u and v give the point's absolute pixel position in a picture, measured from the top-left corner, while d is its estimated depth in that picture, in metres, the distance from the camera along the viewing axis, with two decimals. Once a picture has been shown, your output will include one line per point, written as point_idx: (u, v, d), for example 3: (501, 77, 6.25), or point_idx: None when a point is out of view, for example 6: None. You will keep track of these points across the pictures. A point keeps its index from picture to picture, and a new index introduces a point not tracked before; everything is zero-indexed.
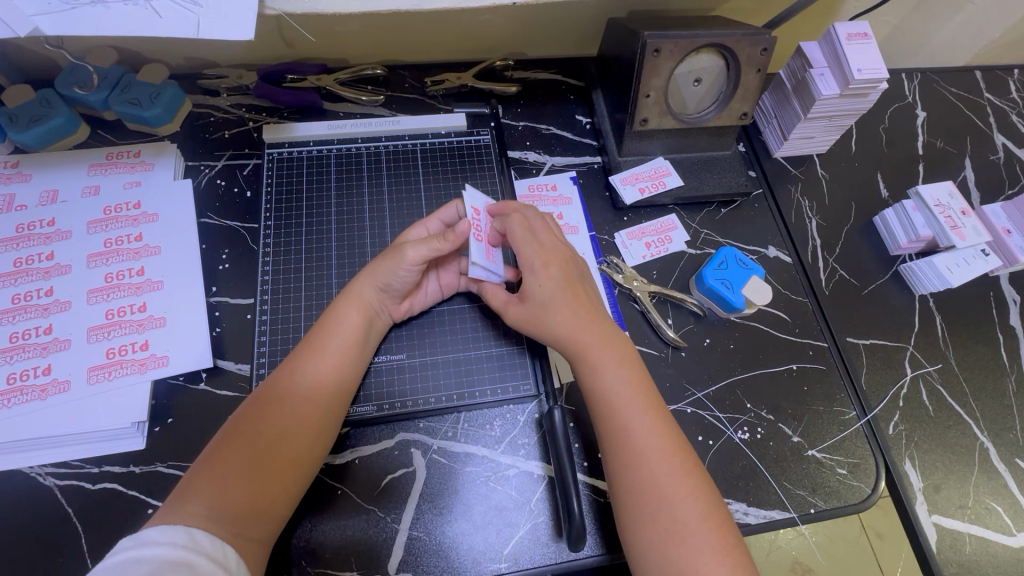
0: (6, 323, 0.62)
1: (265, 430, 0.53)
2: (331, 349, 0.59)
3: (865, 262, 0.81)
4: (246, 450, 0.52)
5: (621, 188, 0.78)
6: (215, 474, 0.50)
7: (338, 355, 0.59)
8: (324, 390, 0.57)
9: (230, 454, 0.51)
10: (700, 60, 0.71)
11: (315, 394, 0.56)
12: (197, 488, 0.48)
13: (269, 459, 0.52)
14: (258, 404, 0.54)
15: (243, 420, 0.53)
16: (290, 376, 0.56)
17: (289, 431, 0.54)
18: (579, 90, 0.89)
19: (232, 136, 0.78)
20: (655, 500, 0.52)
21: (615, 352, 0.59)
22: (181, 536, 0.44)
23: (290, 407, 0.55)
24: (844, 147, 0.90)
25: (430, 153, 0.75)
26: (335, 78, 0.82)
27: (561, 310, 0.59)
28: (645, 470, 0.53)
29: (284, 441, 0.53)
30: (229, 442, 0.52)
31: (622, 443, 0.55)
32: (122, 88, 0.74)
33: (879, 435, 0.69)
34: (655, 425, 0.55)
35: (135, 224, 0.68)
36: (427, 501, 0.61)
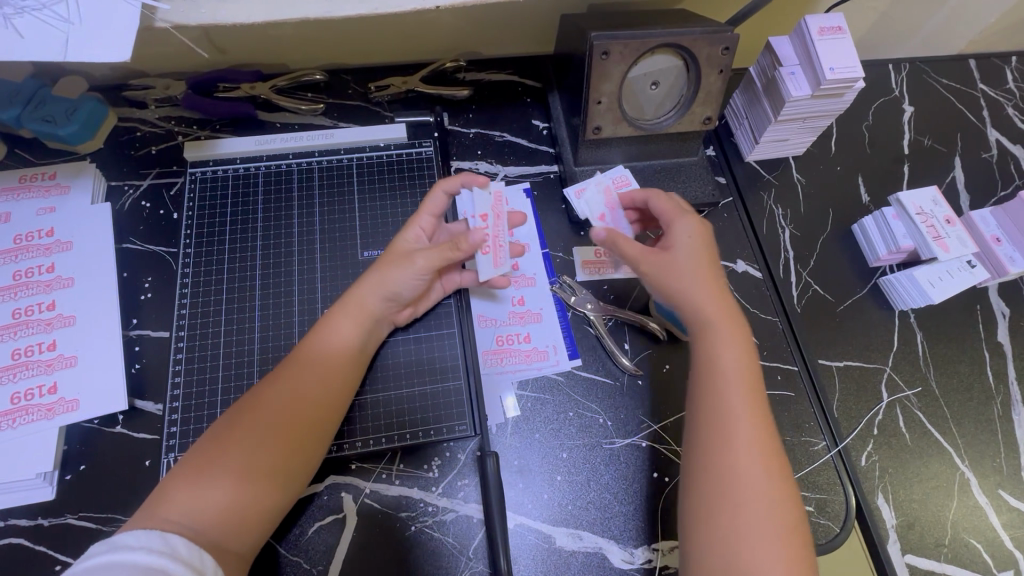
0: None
1: (259, 432, 0.51)
2: (327, 353, 0.56)
3: (842, 275, 0.75)
4: (237, 451, 0.50)
5: (576, 202, 0.73)
6: (201, 473, 0.48)
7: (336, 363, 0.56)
8: (317, 398, 0.54)
9: (210, 457, 0.49)
10: (656, 62, 0.65)
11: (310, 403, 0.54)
12: (177, 494, 0.47)
13: (263, 467, 0.50)
14: (251, 407, 0.52)
15: (224, 424, 0.51)
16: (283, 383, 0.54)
17: (273, 436, 0.51)
18: (536, 92, 0.83)
19: (159, 153, 0.73)
20: (724, 458, 0.50)
21: (729, 327, 0.56)
22: (158, 541, 0.42)
23: (282, 412, 0.52)
24: (822, 148, 0.84)
25: (367, 169, 0.69)
26: (270, 85, 0.77)
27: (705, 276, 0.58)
28: (720, 428, 0.51)
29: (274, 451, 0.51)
30: (219, 445, 0.50)
31: (712, 406, 0.53)
32: (34, 105, 0.69)
33: (851, 468, 0.64)
34: (745, 393, 0.53)
35: (47, 254, 0.64)
36: (357, 550, 0.57)
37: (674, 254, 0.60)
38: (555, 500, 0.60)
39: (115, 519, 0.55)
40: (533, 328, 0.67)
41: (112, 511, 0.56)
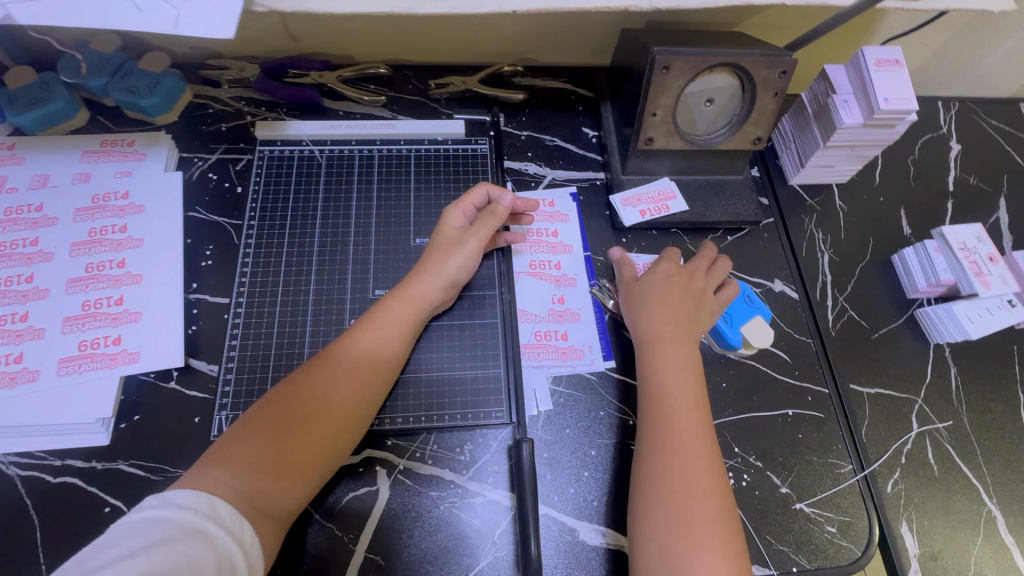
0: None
1: (297, 424, 0.53)
2: (374, 344, 0.58)
3: (879, 304, 0.76)
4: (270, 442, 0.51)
5: (621, 209, 0.75)
6: (245, 451, 0.50)
7: (379, 355, 0.58)
8: (358, 385, 0.56)
9: (246, 444, 0.51)
10: (713, 80, 0.67)
11: (354, 387, 0.56)
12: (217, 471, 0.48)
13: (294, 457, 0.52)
14: (291, 388, 0.55)
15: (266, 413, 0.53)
16: (323, 371, 0.56)
17: (308, 434, 0.53)
18: (588, 101, 0.85)
19: (228, 129, 0.77)
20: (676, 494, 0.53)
21: (679, 356, 0.61)
22: (204, 504, 0.46)
23: (324, 396, 0.54)
24: (867, 177, 0.84)
25: (423, 161, 0.72)
26: (337, 75, 0.81)
27: (648, 312, 0.63)
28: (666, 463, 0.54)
29: (316, 432, 0.53)
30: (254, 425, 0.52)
31: (654, 447, 0.56)
32: (121, 75, 0.74)
33: (876, 494, 0.64)
34: (696, 464, 0.54)
35: (121, 214, 0.67)
36: (387, 523, 0.59)
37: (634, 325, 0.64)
38: (581, 495, 0.61)
39: (163, 468, 0.58)
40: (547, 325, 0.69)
41: (161, 461, 0.59)
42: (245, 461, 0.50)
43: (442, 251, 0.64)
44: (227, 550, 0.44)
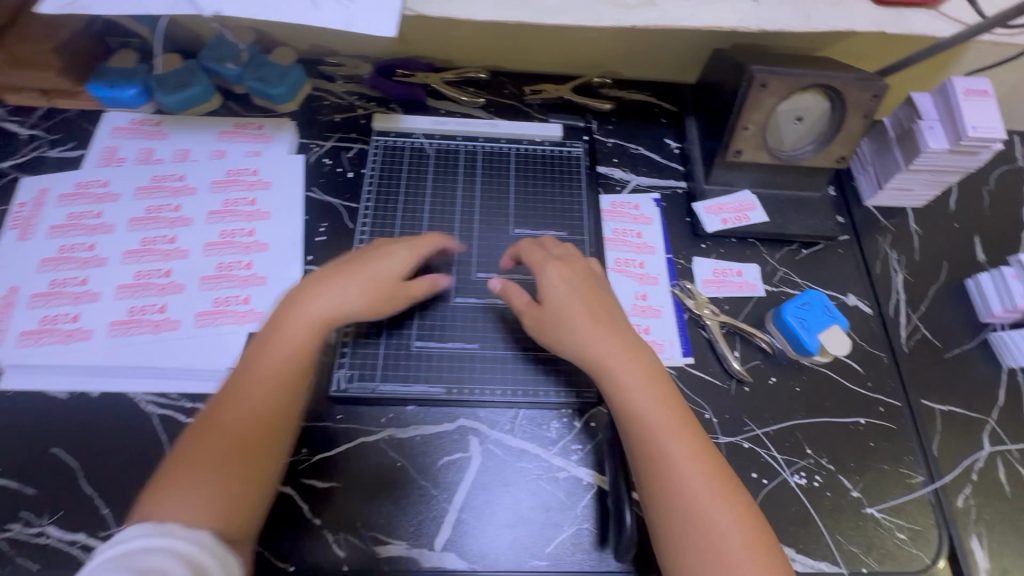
0: (134, 262, 0.69)
1: (232, 453, 0.52)
2: (267, 363, 0.55)
3: (951, 326, 0.78)
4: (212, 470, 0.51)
5: (704, 216, 0.79)
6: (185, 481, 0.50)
7: (291, 355, 0.56)
8: (267, 407, 0.54)
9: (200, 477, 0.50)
10: (805, 99, 0.71)
11: (256, 408, 0.54)
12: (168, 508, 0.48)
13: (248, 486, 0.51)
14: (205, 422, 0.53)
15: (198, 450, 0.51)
16: (233, 385, 0.55)
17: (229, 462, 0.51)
18: (672, 115, 0.90)
19: (342, 120, 0.84)
20: (698, 532, 0.51)
21: (638, 365, 0.58)
22: (147, 528, 0.46)
23: (217, 416, 0.53)
24: (941, 203, 0.87)
25: (523, 159, 0.78)
26: (441, 77, 0.88)
27: (583, 331, 0.59)
28: (678, 505, 0.52)
29: (206, 464, 0.51)
30: (213, 448, 0.52)
31: (651, 475, 0.54)
32: (254, 66, 0.82)
33: (947, 507, 0.66)
34: (699, 480, 0.52)
35: (251, 188, 0.75)
36: (478, 487, 0.63)
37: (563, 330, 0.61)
38: None
39: None
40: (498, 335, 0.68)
41: None
42: (193, 467, 0.51)
43: (350, 266, 0.62)
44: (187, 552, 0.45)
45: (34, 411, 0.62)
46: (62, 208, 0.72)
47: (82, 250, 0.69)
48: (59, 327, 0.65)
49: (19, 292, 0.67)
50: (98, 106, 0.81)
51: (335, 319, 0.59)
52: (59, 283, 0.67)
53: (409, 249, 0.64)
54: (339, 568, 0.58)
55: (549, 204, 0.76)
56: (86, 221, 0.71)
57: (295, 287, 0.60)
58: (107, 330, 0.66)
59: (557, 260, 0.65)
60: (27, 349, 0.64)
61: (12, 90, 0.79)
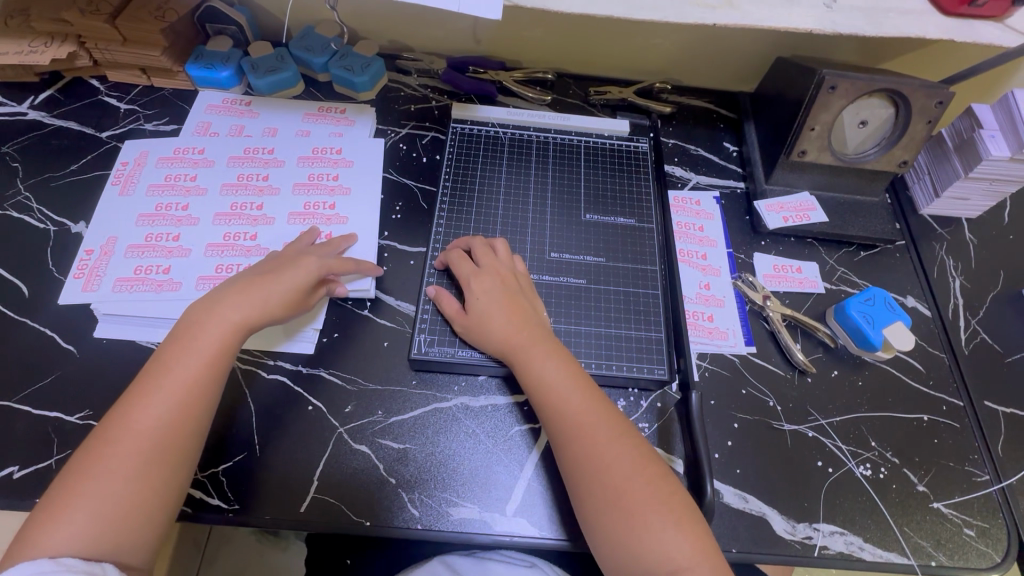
0: (224, 224, 0.73)
1: (120, 458, 0.51)
2: (180, 379, 0.55)
3: (1011, 331, 0.78)
4: (113, 476, 0.50)
5: (765, 213, 0.82)
6: (92, 499, 0.49)
7: (192, 368, 0.56)
8: (178, 420, 0.54)
9: (86, 490, 0.49)
10: (871, 104, 0.74)
11: (155, 421, 0.53)
12: (56, 532, 0.47)
13: (136, 491, 0.50)
14: (112, 417, 0.53)
15: (102, 450, 0.51)
16: (146, 384, 0.55)
17: (118, 467, 0.51)
18: (730, 121, 0.94)
19: (417, 110, 0.89)
20: (607, 490, 0.53)
21: (546, 348, 0.61)
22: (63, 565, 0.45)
23: (126, 437, 0.52)
24: (997, 215, 0.88)
25: (592, 151, 0.82)
26: (511, 76, 0.92)
27: (500, 325, 0.62)
28: (581, 460, 0.55)
29: (112, 476, 0.50)
30: (101, 461, 0.51)
31: (561, 442, 0.57)
32: (339, 56, 0.87)
33: (1014, 507, 0.66)
34: (606, 435, 0.56)
35: (333, 166, 0.79)
36: (549, 458, 0.64)
37: (483, 314, 0.63)
38: (725, 461, 0.65)
39: (359, 379, 0.67)
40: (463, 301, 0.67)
41: (357, 373, 0.67)
42: (89, 477, 0.50)
43: (265, 275, 0.63)
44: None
45: (126, 357, 0.65)
46: (161, 169, 0.77)
47: (177, 209, 0.73)
48: (150, 276, 0.68)
49: (118, 242, 0.71)
50: (192, 87, 0.86)
51: (254, 324, 0.60)
52: (153, 237, 0.71)
53: (321, 261, 0.66)
54: (413, 526, 0.59)
55: (615, 196, 0.79)
56: (182, 182, 0.76)
57: (210, 296, 0.61)
58: (194, 283, 0.68)
59: (478, 275, 0.66)
60: (121, 295, 0.67)
61: (116, 67, 0.85)
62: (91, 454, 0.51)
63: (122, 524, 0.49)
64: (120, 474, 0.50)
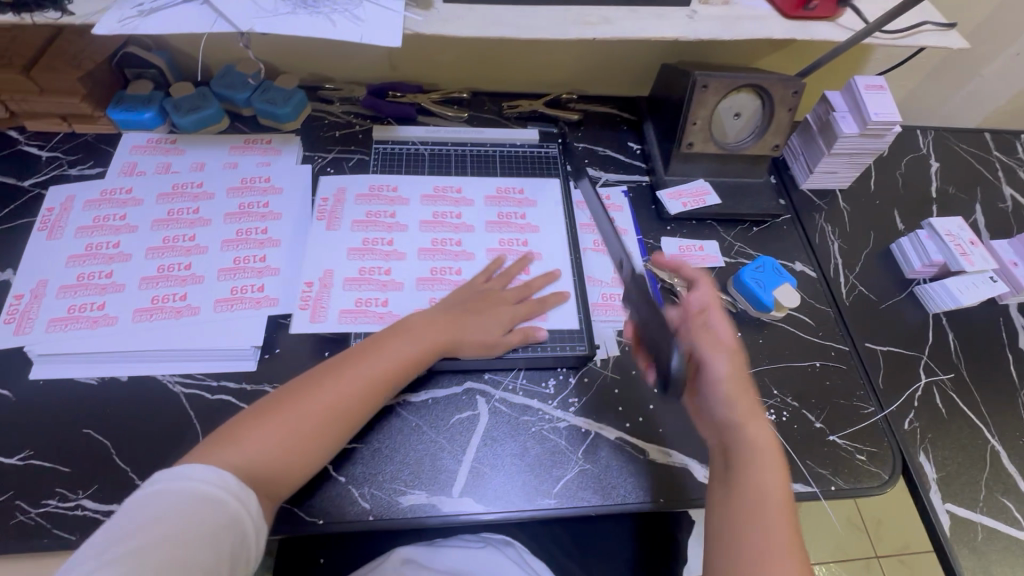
0: (359, 257, 0.78)
1: (296, 415, 0.59)
2: (367, 367, 0.64)
3: (883, 282, 0.90)
4: (290, 423, 0.59)
5: (667, 201, 0.91)
6: (264, 435, 0.57)
7: (394, 361, 0.65)
8: (357, 392, 0.62)
9: (261, 425, 0.58)
10: (740, 98, 0.85)
11: (336, 394, 0.61)
12: (230, 446, 0.56)
13: (298, 441, 0.58)
14: (295, 385, 0.62)
15: (279, 401, 0.60)
16: (350, 367, 0.64)
17: (301, 420, 0.59)
18: (631, 122, 1.03)
19: (342, 135, 0.94)
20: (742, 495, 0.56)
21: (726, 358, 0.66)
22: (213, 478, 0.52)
23: (315, 397, 0.61)
24: (865, 184, 1.01)
25: (506, 158, 0.91)
26: (428, 97, 0.99)
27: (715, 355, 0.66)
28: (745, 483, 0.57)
29: (287, 425, 0.58)
30: (285, 410, 0.59)
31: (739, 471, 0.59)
32: (261, 91, 0.91)
33: (895, 430, 0.76)
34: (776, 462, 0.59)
35: (264, 193, 0.82)
36: (488, 440, 0.69)
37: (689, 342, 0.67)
38: (648, 422, 0.72)
39: None
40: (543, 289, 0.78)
41: None
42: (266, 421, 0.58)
43: (469, 311, 0.72)
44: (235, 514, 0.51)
45: (67, 395, 0.66)
46: (89, 211, 0.78)
47: (382, 244, 0.79)
48: (86, 314, 0.70)
49: (48, 284, 0.72)
50: (115, 130, 0.88)
51: (449, 348, 0.69)
52: (85, 275, 0.73)
53: (512, 311, 0.74)
54: (366, 518, 0.63)
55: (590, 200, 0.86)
56: (112, 222, 0.77)
57: (425, 312, 0.71)
58: (336, 315, 0.73)
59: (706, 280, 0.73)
60: (55, 334, 0.68)
61: (34, 116, 0.86)
62: (273, 405, 0.59)
63: (278, 461, 0.57)
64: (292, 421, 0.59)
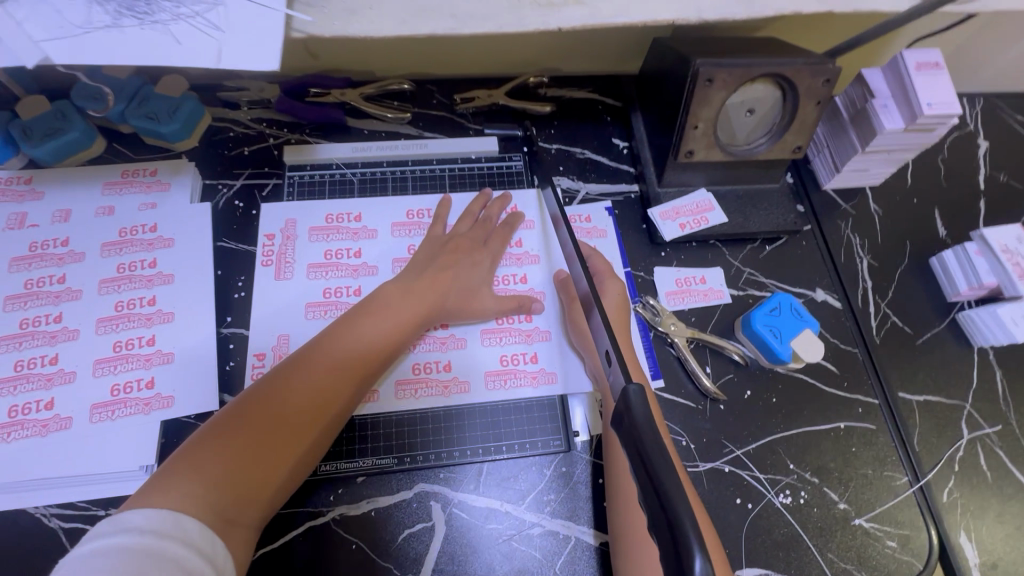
0: (320, 317, 0.65)
1: (274, 417, 0.50)
2: (352, 347, 0.56)
3: (920, 307, 0.75)
4: (267, 426, 0.49)
5: (660, 222, 0.74)
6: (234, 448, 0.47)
7: (381, 338, 0.58)
8: (331, 387, 0.54)
9: (233, 435, 0.48)
10: (754, 90, 0.66)
11: (322, 384, 0.53)
12: (189, 470, 0.45)
13: (279, 450, 0.49)
14: (267, 382, 0.52)
15: (251, 400, 0.51)
16: (332, 347, 0.56)
17: (280, 421, 0.50)
18: (616, 111, 0.83)
19: (252, 153, 0.74)
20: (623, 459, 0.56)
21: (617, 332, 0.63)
22: (163, 523, 0.41)
23: (282, 393, 0.51)
24: (900, 179, 0.83)
25: (458, 178, 0.76)
26: (359, 92, 0.77)
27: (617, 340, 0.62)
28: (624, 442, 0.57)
29: (264, 429, 0.49)
30: (253, 417, 0.49)
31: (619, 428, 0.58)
32: (138, 101, 0.70)
33: (933, 504, 0.64)
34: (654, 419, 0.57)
35: (149, 248, 0.66)
36: (446, 561, 0.57)
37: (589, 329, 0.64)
38: None
39: None
40: (540, 347, 0.66)
41: None
42: (236, 432, 0.48)
43: (442, 273, 0.64)
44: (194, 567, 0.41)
45: None
46: None
47: (348, 294, 0.66)
48: None
49: None
50: None
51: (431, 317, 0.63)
52: None
53: (492, 255, 0.69)
54: None
55: (563, 244, 0.61)
56: None
57: (397, 281, 0.63)
58: None
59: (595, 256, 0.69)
60: None
61: None
62: (246, 409, 0.50)
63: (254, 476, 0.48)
64: (261, 436, 0.49)
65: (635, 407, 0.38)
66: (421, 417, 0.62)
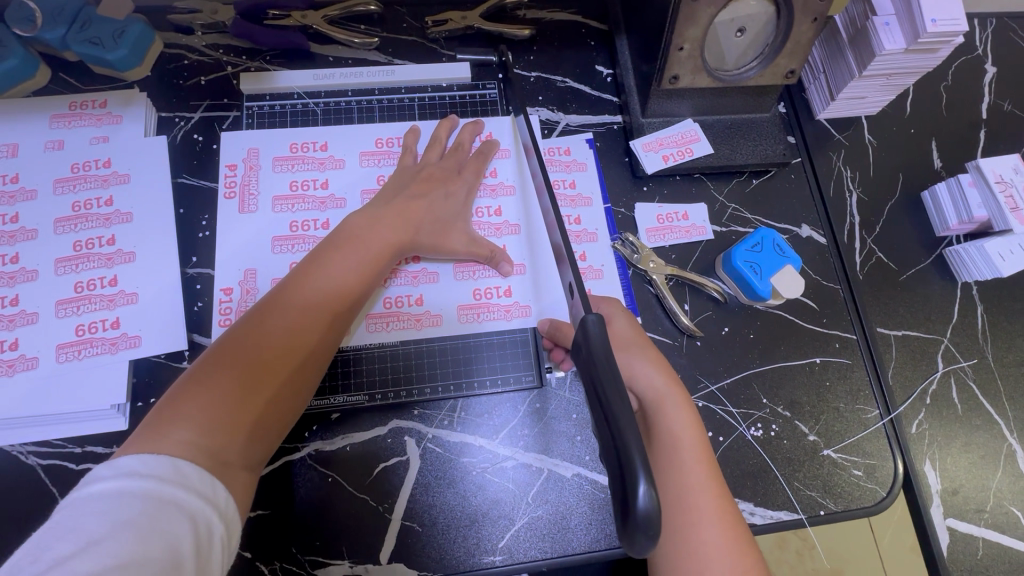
0: (287, 251, 0.62)
1: (257, 362, 0.47)
2: (327, 285, 0.53)
3: (907, 243, 0.73)
4: (252, 373, 0.47)
5: (643, 155, 0.70)
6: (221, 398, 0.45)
7: (358, 273, 0.55)
8: (307, 328, 0.50)
9: (216, 387, 0.45)
10: (746, 6, 0.61)
11: (303, 325, 0.50)
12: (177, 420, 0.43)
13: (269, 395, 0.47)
14: (244, 329, 0.49)
15: (230, 349, 0.47)
16: (306, 287, 0.52)
17: (265, 366, 0.47)
18: (600, 34, 0.78)
19: (209, 83, 0.69)
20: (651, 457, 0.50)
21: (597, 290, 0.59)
22: (168, 467, 0.39)
23: (260, 338, 0.48)
24: (898, 108, 0.79)
25: (428, 108, 0.71)
26: (322, 15, 0.71)
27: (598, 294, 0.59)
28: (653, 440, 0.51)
29: (248, 375, 0.46)
30: (236, 365, 0.46)
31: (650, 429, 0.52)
32: (81, 25, 0.65)
33: (901, 435, 0.65)
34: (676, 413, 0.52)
35: (104, 185, 0.63)
36: (420, 493, 0.58)
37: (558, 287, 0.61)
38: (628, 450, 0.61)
39: None
40: (514, 281, 0.65)
41: None
42: (219, 381, 0.45)
43: (418, 203, 0.61)
44: (201, 513, 0.38)
45: None
46: None
47: (316, 228, 0.63)
48: None
49: None
50: None
51: (407, 246, 0.59)
52: None
53: (467, 185, 0.65)
54: None
55: (534, 173, 0.59)
56: None
57: (363, 212, 0.59)
58: None
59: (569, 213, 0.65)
60: None
61: None
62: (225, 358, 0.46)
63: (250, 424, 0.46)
64: (241, 384, 0.46)
65: (593, 339, 0.37)
66: (393, 353, 0.62)
